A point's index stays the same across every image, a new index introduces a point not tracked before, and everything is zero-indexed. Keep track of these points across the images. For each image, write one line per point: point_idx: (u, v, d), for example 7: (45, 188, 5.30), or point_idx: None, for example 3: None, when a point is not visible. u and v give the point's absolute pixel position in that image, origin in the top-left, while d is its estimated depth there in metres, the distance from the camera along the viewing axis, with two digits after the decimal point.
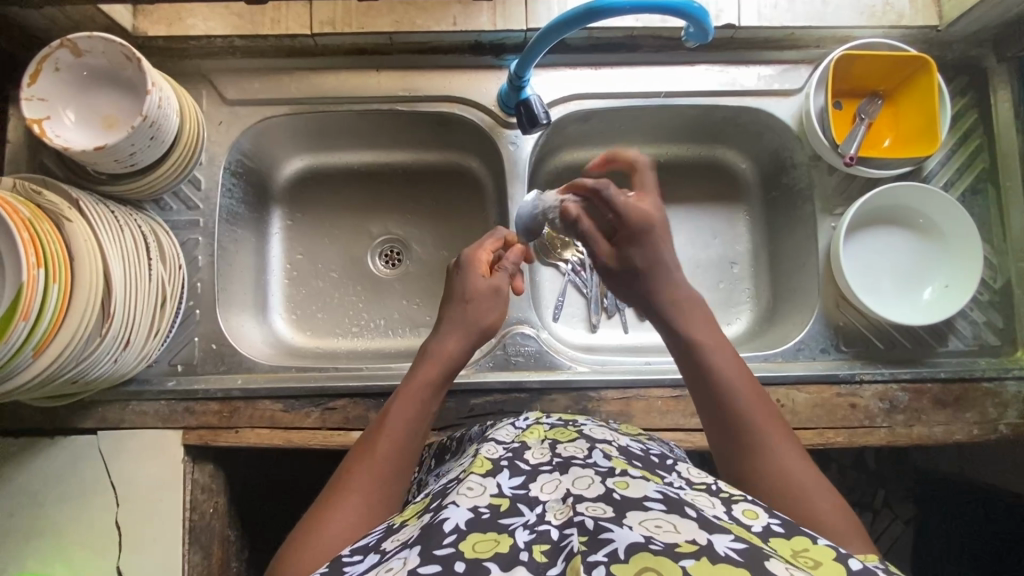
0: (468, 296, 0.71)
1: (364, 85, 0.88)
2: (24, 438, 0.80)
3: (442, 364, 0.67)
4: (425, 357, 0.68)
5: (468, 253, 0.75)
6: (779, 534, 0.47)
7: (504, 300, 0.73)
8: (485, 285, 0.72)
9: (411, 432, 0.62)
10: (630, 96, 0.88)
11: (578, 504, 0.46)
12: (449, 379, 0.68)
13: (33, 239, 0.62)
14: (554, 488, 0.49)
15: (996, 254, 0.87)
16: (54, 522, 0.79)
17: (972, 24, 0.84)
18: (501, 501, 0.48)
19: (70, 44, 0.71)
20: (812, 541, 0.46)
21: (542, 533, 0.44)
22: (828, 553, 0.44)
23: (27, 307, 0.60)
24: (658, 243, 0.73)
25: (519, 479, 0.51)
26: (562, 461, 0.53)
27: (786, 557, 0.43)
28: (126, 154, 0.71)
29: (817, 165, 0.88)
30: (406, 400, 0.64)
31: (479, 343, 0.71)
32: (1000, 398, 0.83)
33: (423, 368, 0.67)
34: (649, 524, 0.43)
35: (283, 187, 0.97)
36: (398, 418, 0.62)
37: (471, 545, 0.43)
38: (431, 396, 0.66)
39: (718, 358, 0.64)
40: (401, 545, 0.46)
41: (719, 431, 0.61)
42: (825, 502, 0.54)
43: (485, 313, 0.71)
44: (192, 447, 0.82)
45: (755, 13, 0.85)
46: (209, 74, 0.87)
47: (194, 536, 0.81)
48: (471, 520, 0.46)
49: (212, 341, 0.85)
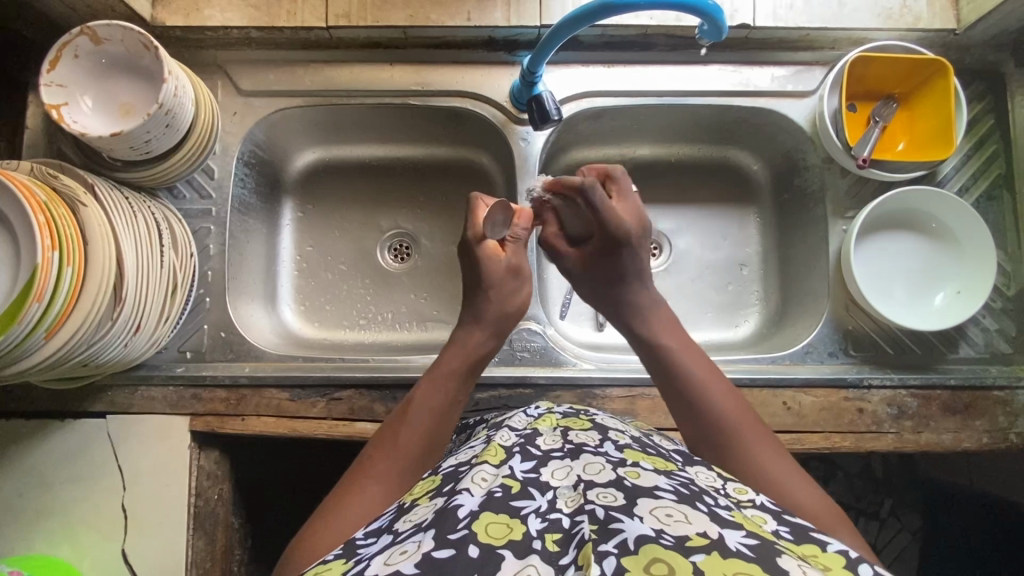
0: (487, 282, 0.71)
1: (378, 79, 0.89)
2: (35, 420, 0.82)
3: (470, 353, 0.68)
4: (455, 344, 0.68)
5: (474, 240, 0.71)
6: (789, 540, 0.46)
7: (524, 276, 0.73)
8: (504, 267, 0.71)
9: (435, 419, 0.63)
10: (644, 93, 0.88)
11: (590, 490, 0.46)
12: (475, 369, 0.69)
13: (48, 222, 0.63)
14: (566, 474, 0.49)
15: (1010, 261, 0.86)
16: (62, 504, 0.80)
17: (990, 27, 0.83)
18: (513, 483, 0.48)
19: (90, 31, 0.72)
20: (823, 549, 0.45)
21: (553, 520, 0.44)
22: (839, 561, 0.43)
23: (41, 289, 0.61)
24: (629, 255, 0.70)
25: (531, 463, 0.51)
26: (574, 447, 0.53)
27: (795, 553, 0.43)
28: (142, 141, 0.72)
29: (830, 167, 0.88)
30: (434, 386, 0.64)
31: (505, 327, 0.71)
32: (1010, 407, 0.82)
33: (449, 356, 0.67)
34: (660, 514, 0.43)
35: (295, 178, 0.98)
36: (423, 407, 0.63)
37: (485, 528, 0.44)
38: (459, 384, 0.66)
39: (683, 357, 0.65)
40: (414, 527, 0.46)
41: (694, 429, 0.61)
42: (803, 489, 0.55)
43: (509, 296, 0.71)
44: (199, 433, 0.82)
45: (771, 14, 0.84)
46: (225, 65, 0.89)
47: (198, 522, 0.81)
48: (484, 501, 0.46)
49: (221, 330, 0.85)
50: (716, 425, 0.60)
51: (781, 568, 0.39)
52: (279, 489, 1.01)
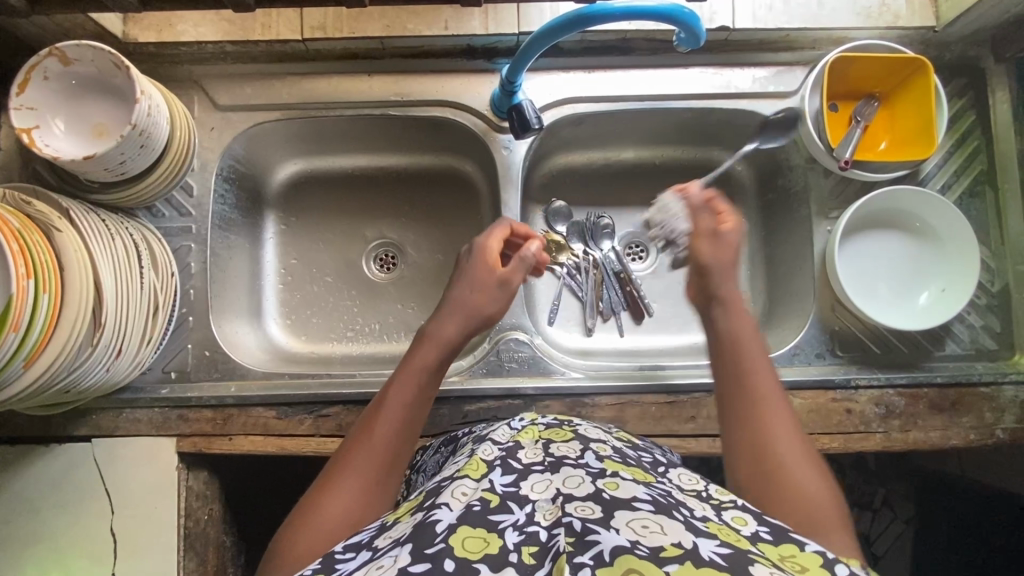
0: (473, 286, 0.68)
1: (357, 90, 0.88)
2: (19, 447, 0.81)
3: (441, 349, 0.66)
4: (427, 339, 0.66)
5: (482, 242, 0.71)
6: (767, 540, 0.46)
7: (510, 296, 0.70)
8: (491, 278, 0.69)
9: (409, 414, 0.62)
10: (625, 98, 0.87)
11: (568, 504, 0.46)
12: (448, 363, 0.67)
13: (22, 249, 0.62)
14: (545, 488, 0.49)
15: (993, 257, 0.86)
16: (50, 529, 0.79)
17: (970, 24, 0.83)
18: (492, 496, 0.48)
19: (59, 52, 0.70)
20: (800, 548, 0.46)
21: (530, 533, 0.44)
22: (815, 560, 0.44)
23: (17, 319, 0.60)
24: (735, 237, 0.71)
25: (511, 477, 0.51)
26: (554, 461, 0.53)
27: (771, 560, 0.43)
28: (116, 163, 0.71)
29: (812, 168, 0.88)
30: (404, 382, 0.63)
31: (478, 329, 0.69)
32: (997, 402, 0.82)
33: (422, 350, 0.66)
34: (636, 525, 0.43)
35: (277, 192, 0.97)
36: (396, 403, 0.62)
37: (461, 542, 0.43)
38: (431, 378, 0.65)
39: (744, 331, 0.65)
40: (394, 541, 0.46)
41: (728, 401, 0.62)
42: (814, 484, 0.55)
43: (488, 304, 0.68)
44: (186, 454, 0.82)
45: (750, 16, 0.84)
46: (201, 79, 0.87)
47: (189, 543, 0.81)
48: (462, 514, 0.46)
49: (205, 349, 0.85)
50: (747, 400, 0.60)
51: None
52: (274, 502, 1.01)
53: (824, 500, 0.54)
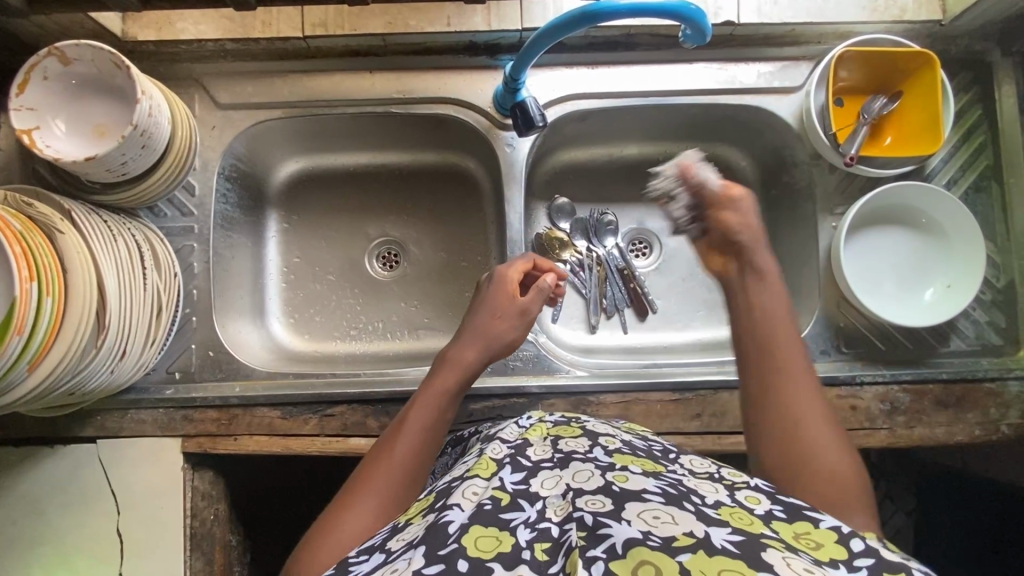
0: (495, 312, 0.73)
1: (358, 87, 0.87)
2: (24, 448, 0.81)
3: (459, 375, 0.69)
4: (447, 362, 0.70)
5: (502, 272, 0.75)
6: (781, 518, 0.48)
7: (527, 324, 0.74)
8: (513, 306, 0.73)
9: (427, 436, 0.63)
10: (628, 94, 0.87)
11: (578, 497, 0.46)
12: (464, 389, 0.70)
13: (25, 252, 0.62)
14: (554, 483, 0.49)
15: (998, 252, 0.86)
16: (56, 530, 0.79)
17: (977, 17, 0.82)
18: (502, 495, 0.47)
19: (58, 53, 0.70)
20: (814, 525, 0.47)
21: (543, 530, 0.44)
22: (830, 536, 0.46)
23: (21, 322, 0.60)
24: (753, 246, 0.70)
25: (521, 474, 0.50)
26: (563, 457, 0.53)
27: (785, 542, 0.43)
28: (117, 164, 0.71)
29: (817, 163, 0.87)
30: (425, 404, 0.65)
31: (494, 356, 0.72)
32: (1002, 398, 0.82)
33: (442, 374, 0.69)
34: (648, 516, 0.43)
35: (279, 190, 0.97)
36: (416, 424, 0.63)
37: (474, 542, 0.43)
38: (448, 403, 0.67)
39: (776, 307, 0.67)
40: (406, 545, 0.46)
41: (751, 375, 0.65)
42: (836, 458, 0.59)
43: (506, 330, 0.72)
44: (191, 454, 0.82)
45: (755, 10, 0.83)
46: (200, 78, 0.86)
47: (195, 543, 0.81)
48: (473, 514, 0.45)
49: (209, 349, 0.85)
50: (772, 377, 0.63)
51: (766, 562, 0.39)
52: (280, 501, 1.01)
53: (845, 473, 0.58)
